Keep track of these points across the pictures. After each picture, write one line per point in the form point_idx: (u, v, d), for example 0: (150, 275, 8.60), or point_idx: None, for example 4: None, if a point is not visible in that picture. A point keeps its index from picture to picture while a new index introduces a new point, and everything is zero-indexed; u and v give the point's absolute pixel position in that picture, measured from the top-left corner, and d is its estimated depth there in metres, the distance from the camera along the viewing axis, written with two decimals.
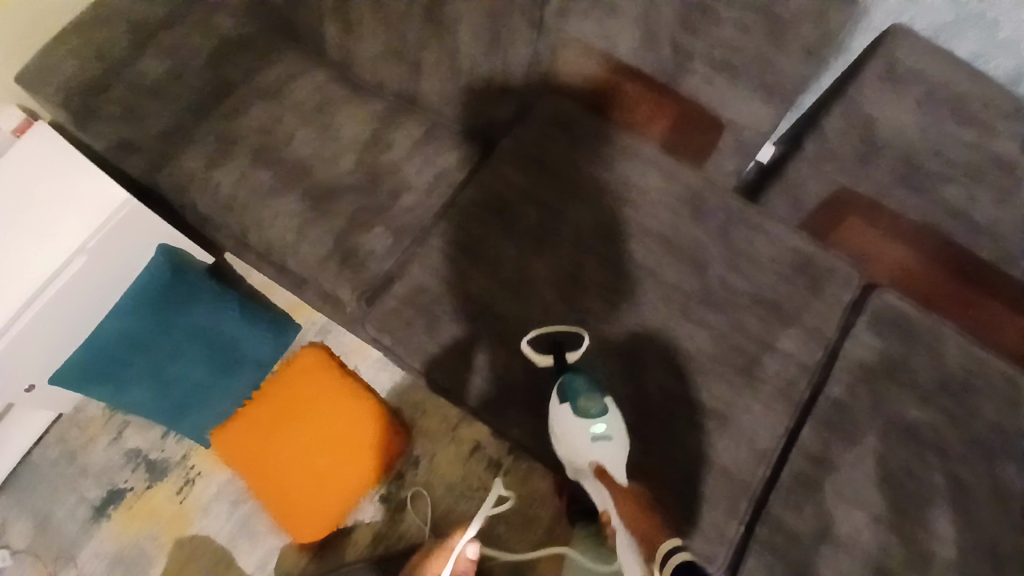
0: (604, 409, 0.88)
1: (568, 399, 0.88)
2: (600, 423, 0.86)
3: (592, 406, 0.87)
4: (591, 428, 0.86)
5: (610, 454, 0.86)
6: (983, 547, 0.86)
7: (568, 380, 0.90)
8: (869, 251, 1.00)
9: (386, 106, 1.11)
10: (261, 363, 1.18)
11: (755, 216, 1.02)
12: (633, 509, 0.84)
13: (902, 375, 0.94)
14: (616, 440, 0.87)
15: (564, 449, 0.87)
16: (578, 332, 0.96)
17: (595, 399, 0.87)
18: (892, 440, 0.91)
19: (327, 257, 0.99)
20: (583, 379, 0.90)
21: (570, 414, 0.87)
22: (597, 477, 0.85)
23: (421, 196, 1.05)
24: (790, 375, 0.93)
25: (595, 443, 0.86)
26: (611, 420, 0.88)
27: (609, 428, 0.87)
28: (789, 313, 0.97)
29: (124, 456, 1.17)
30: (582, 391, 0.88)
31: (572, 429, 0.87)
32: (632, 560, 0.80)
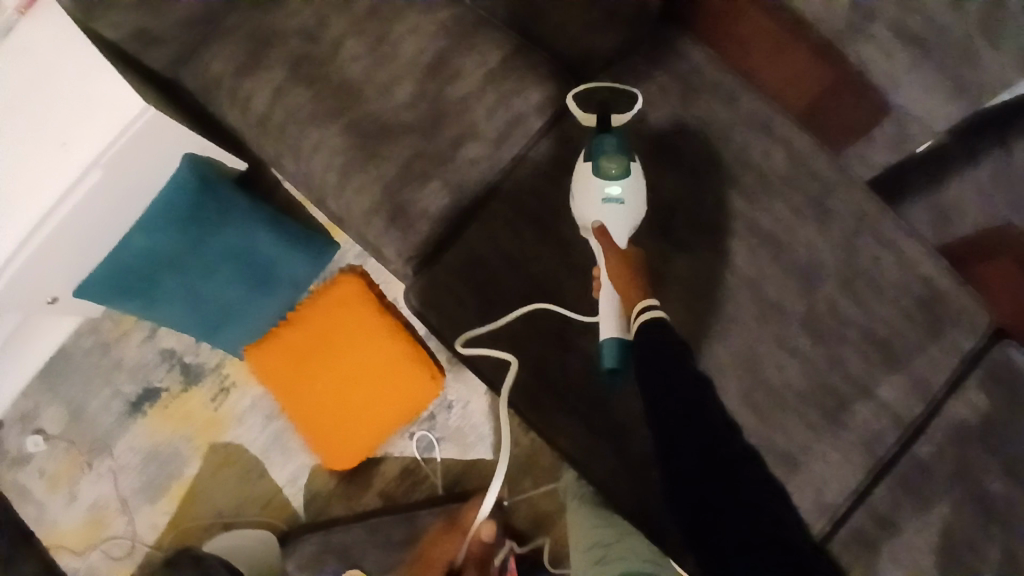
0: (626, 171, 0.78)
1: (591, 154, 0.79)
2: (615, 186, 0.77)
3: (612, 168, 0.77)
4: (602, 187, 0.78)
5: (616, 218, 0.78)
6: None
7: (596, 138, 0.80)
8: (1003, 289, 0.85)
9: (457, 16, 0.86)
10: (298, 284, 1.10)
11: (888, 229, 0.85)
12: (624, 266, 0.78)
13: (1002, 446, 0.83)
14: (628, 205, 0.78)
15: (573, 205, 0.81)
16: (634, 93, 0.87)
17: (616, 160, 0.77)
18: (968, 513, 0.82)
19: (373, 210, 0.84)
20: (613, 138, 0.79)
21: (588, 173, 0.79)
22: (597, 237, 0.79)
23: (490, 144, 0.85)
24: (879, 427, 0.83)
25: (603, 205, 0.78)
26: (630, 185, 0.78)
27: (624, 193, 0.78)
28: (900, 356, 0.84)
29: (159, 355, 1.16)
30: (606, 150, 0.78)
31: (584, 185, 0.79)
32: (608, 315, 0.78)
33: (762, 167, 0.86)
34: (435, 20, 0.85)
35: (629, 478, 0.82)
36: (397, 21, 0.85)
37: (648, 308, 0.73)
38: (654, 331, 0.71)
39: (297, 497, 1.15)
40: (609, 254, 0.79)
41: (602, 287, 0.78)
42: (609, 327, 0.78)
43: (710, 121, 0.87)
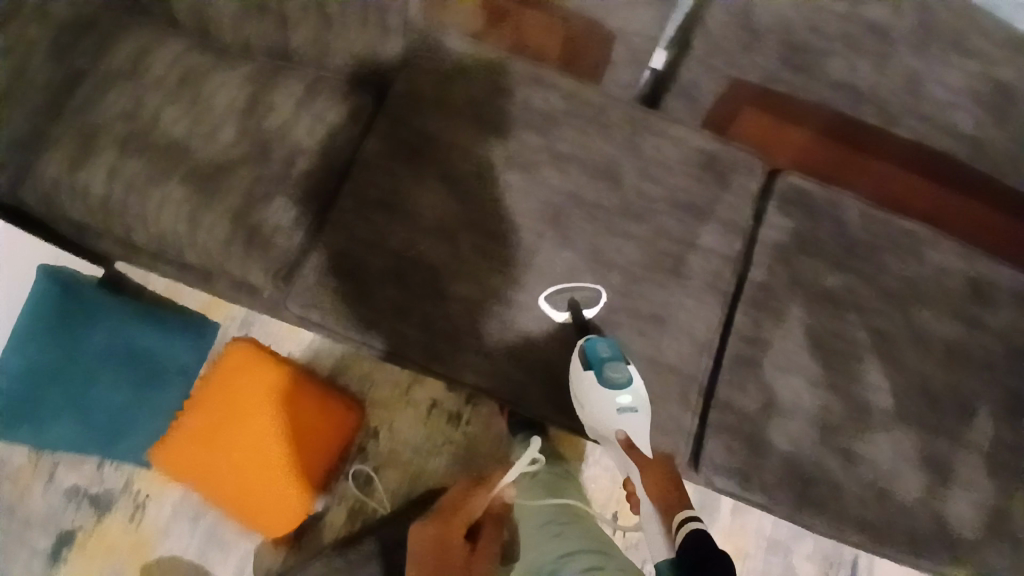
0: (628, 378, 0.87)
1: (592, 363, 0.87)
2: (626, 395, 0.86)
3: (618, 377, 0.86)
4: (616, 400, 0.86)
5: (634, 424, 0.86)
6: (903, 384, 0.96)
7: (590, 346, 0.88)
8: (759, 133, 1.04)
9: (255, 66, 0.99)
10: (188, 369, 1.13)
11: (658, 122, 1.04)
12: (658, 479, 0.82)
13: (813, 248, 1.00)
14: (639, 411, 0.87)
15: (590, 420, 0.87)
16: (596, 288, 0.95)
17: (619, 368, 0.86)
18: (813, 307, 0.97)
19: (228, 240, 0.91)
20: (607, 344, 0.88)
21: (596, 383, 0.86)
22: (625, 448, 0.85)
23: (317, 155, 0.96)
24: (717, 268, 0.97)
25: (620, 414, 0.86)
26: (635, 389, 0.87)
27: (634, 399, 0.86)
28: (707, 209, 1.00)
29: (65, 496, 1.10)
30: (606, 360, 0.86)
31: (596, 397, 0.86)
32: (658, 535, 0.77)
33: (545, 109, 1.02)
34: (240, 73, 0.98)
35: (534, 380, 0.91)
36: (204, 82, 0.96)
37: (691, 520, 0.75)
38: (694, 543, 0.70)
39: None
40: (640, 461, 0.84)
41: (645, 498, 0.81)
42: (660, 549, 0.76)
43: (492, 84, 1.01)
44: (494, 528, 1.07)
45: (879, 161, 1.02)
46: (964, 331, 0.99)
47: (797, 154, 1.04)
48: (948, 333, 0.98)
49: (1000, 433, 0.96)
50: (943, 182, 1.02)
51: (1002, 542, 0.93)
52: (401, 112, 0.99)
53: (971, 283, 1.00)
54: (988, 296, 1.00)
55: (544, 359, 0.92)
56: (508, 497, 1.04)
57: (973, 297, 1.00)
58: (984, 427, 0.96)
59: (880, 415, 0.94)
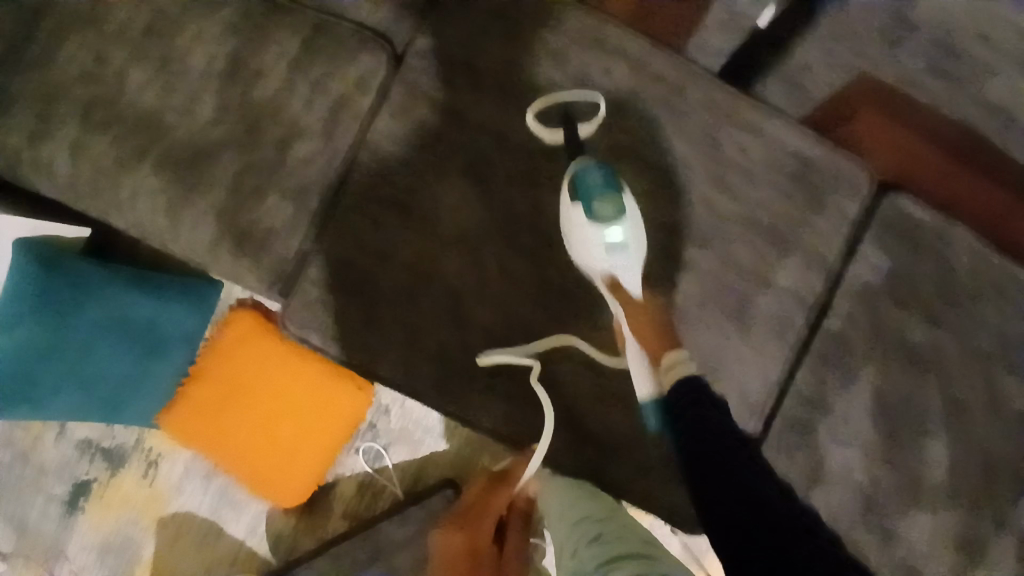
0: (621, 211, 0.76)
1: (580, 195, 0.76)
2: (616, 230, 0.76)
3: (607, 208, 0.75)
4: (604, 236, 0.76)
5: (623, 264, 0.77)
6: (976, 461, 0.83)
7: (579, 176, 0.76)
8: (879, 141, 0.84)
9: (243, 10, 0.78)
10: (191, 337, 1.04)
11: (747, 113, 0.82)
12: (643, 318, 0.76)
13: (904, 293, 0.83)
14: (632, 252, 0.77)
15: (575, 257, 0.79)
16: (595, 97, 0.81)
17: (611, 202, 0.75)
18: (891, 366, 0.83)
19: (213, 241, 0.78)
20: (598, 172, 0.76)
21: (582, 219, 0.76)
22: (611, 291, 0.78)
23: (317, 138, 0.78)
24: (786, 311, 0.82)
25: (608, 254, 0.76)
26: (628, 227, 0.77)
27: (626, 237, 0.76)
28: (787, 236, 0.82)
29: (77, 448, 1.10)
30: (597, 191, 0.75)
31: (583, 234, 0.77)
32: (640, 372, 0.73)
33: (605, 89, 0.82)
34: (223, 19, 0.78)
35: (556, 426, 0.82)
36: (180, 34, 0.78)
37: (681, 362, 0.70)
38: (690, 400, 0.65)
39: (263, 545, 1.12)
40: (626, 306, 0.77)
41: (626, 337, 0.75)
42: (644, 388, 0.73)
43: (543, 52, 0.81)
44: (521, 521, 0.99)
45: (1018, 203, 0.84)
46: None
47: (919, 175, 0.84)
48: None
49: None
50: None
51: None
52: (426, 82, 0.80)
53: None
54: None
55: (569, 404, 0.82)
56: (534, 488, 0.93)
57: None
58: None
59: (932, 491, 0.83)
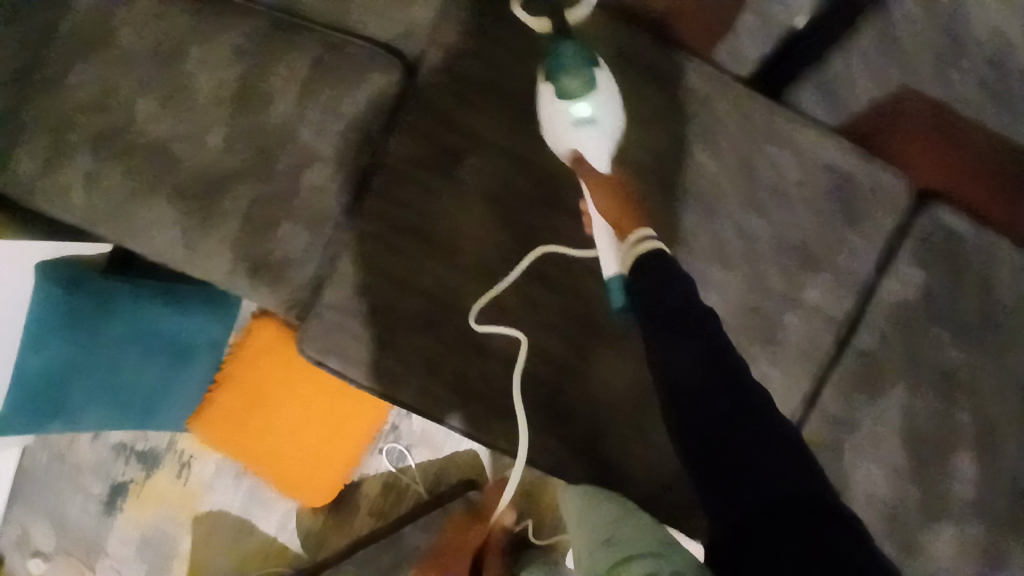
0: (591, 86, 0.71)
1: (551, 73, 0.72)
2: (583, 105, 0.71)
3: (577, 83, 0.71)
4: (572, 109, 0.71)
5: (591, 140, 0.72)
6: (1008, 483, 0.81)
7: (552, 52, 0.72)
8: (917, 156, 0.80)
9: (251, 28, 0.76)
10: (215, 345, 1.06)
11: (779, 125, 0.78)
12: (611, 200, 0.73)
13: (942, 314, 0.80)
14: (602, 129, 0.72)
15: (544, 135, 0.75)
16: None
17: (580, 75, 0.71)
18: (923, 389, 0.80)
19: (229, 270, 0.77)
20: (572, 47, 0.71)
21: (551, 97, 0.72)
22: (576, 165, 0.74)
23: (330, 163, 0.76)
24: (815, 333, 0.80)
25: (575, 129, 0.72)
26: (599, 101, 0.72)
27: (595, 110, 0.71)
28: (819, 255, 0.79)
29: (113, 450, 1.15)
30: (567, 66, 0.71)
31: (552, 113, 0.73)
32: (607, 251, 0.73)
33: (630, 102, 0.78)
34: (229, 38, 0.75)
35: (579, 453, 0.80)
36: (186, 55, 0.75)
37: (645, 239, 0.68)
38: (652, 274, 0.65)
39: (293, 542, 1.16)
40: (591, 182, 0.74)
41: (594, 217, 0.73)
42: (610, 266, 0.74)
43: None
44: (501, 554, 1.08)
45: None
46: None
47: (959, 187, 0.80)
48: None
49: None
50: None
51: None
52: (442, 101, 0.77)
53: None
54: None
55: (592, 426, 0.80)
56: (509, 523, 1.08)
57: None
58: None
59: (959, 511, 0.82)
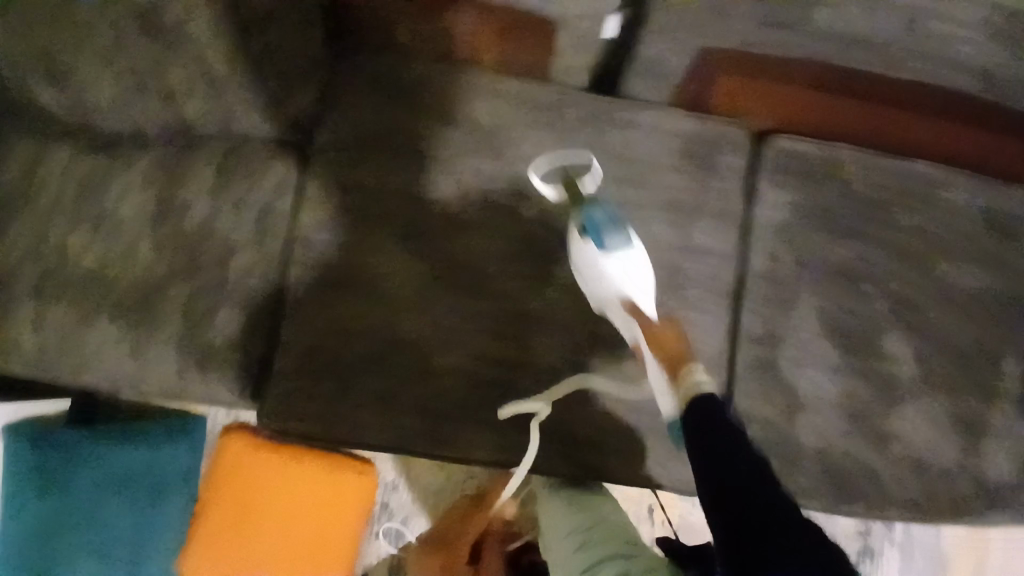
0: (627, 242, 0.78)
1: (589, 234, 0.78)
2: (628, 257, 0.78)
3: (616, 240, 0.78)
4: (613, 264, 0.77)
5: (637, 287, 0.78)
6: (934, 346, 0.89)
7: (584, 214, 0.79)
8: (747, 99, 0.90)
9: (157, 155, 0.86)
10: (188, 474, 1.07)
11: (622, 111, 0.91)
12: (657, 336, 0.76)
13: (818, 220, 0.90)
14: (643, 273, 0.79)
15: (591, 291, 0.80)
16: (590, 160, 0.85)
17: (616, 232, 0.78)
18: (826, 287, 0.89)
19: (180, 369, 0.82)
20: (603, 211, 0.79)
21: (594, 253, 0.78)
22: (630, 315, 0.78)
23: (250, 247, 0.85)
24: (715, 267, 0.89)
25: (623, 279, 0.78)
26: (637, 251, 0.79)
27: (636, 262, 0.78)
28: (694, 204, 0.90)
29: None
30: (603, 226, 0.78)
31: (596, 268, 0.78)
32: (664, 395, 0.74)
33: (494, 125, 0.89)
34: (139, 169, 0.85)
35: (546, 440, 0.85)
36: (105, 193, 0.85)
37: (696, 375, 0.68)
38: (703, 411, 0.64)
39: None
40: (644, 328, 0.77)
41: (649, 361, 0.75)
42: (668, 404, 0.74)
43: (431, 113, 0.88)
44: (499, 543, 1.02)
45: (894, 107, 0.88)
46: (989, 275, 0.91)
47: (792, 116, 0.91)
48: (972, 282, 0.90)
49: None
50: (959, 121, 0.89)
51: None
52: (333, 169, 0.86)
53: (992, 217, 0.92)
54: (1009, 228, 0.92)
55: (552, 415, 0.85)
56: (508, 510, 1.06)
57: (994, 234, 0.92)
58: (1017, 374, 0.90)
59: (909, 386, 0.88)
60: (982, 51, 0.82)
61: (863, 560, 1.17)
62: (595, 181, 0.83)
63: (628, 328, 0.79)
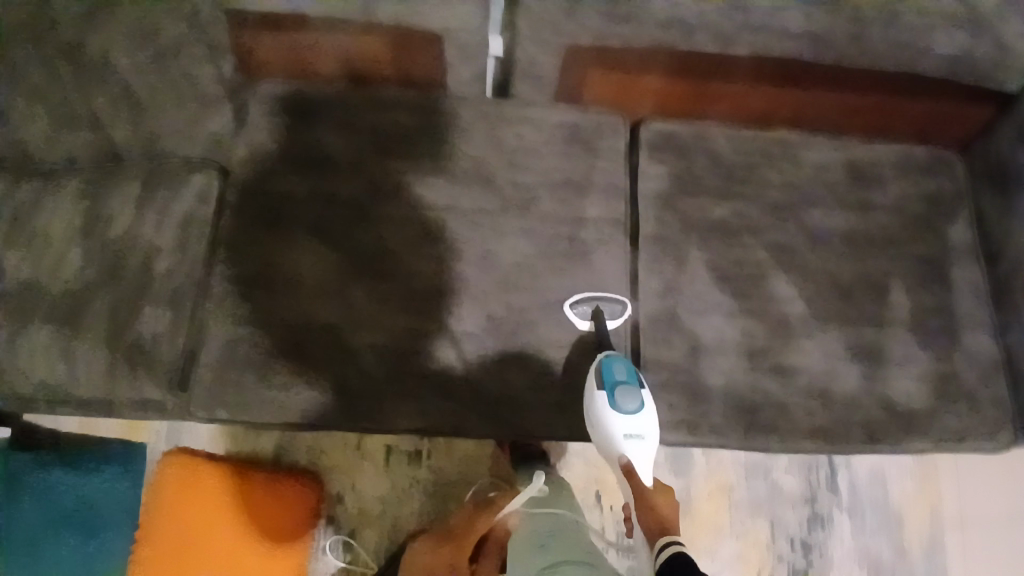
0: (641, 404, 0.84)
1: (606, 384, 0.85)
2: (636, 422, 0.83)
3: (630, 403, 0.83)
4: (624, 424, 0.82)
5: (640, 451, 0.83)
6: (817, 285, 0.97)
7: (606, 367, 0.86)
8: (614, 90, 1.02)
9: (86, 179, 0.94)
10: (129, 503, 1.08)
11: (512, 110, 1.02)
12: None
13: (694, 186, 1.01)
14: (649, 440, 0.83)
15: (594, 441, 0.85)
16: (622, 300, 0.94)
17: (631, 396, 0.83)
18: (710, 242, 0.98)
19: (106, 367, 0.86)
20: (623, 366, 0.86)
21: (605, 406, 0.84)
22: (627, 476, 0.84)
23: (173, 252, 0.91)
24: (609, 234, 0.98)
25: (628, 441, 0.82)
26: (648, 419, 0.84)
27: (644, 430, 0.83)
28: (583, 181, 1.00)
29: None
30: (620, 385, 0.84)
31: (603, 421, 0.83)
32: (645, 562, 0.80)
33: (397, 130, 0.99)
34: (70, 191, 0.93)
35: (464, 404, 0.88)
36: (38, 214, 0.92)
37: None
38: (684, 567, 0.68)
39: None
40: (639, 493, 0.83)
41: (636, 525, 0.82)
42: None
43: (338, 123, 0.98)
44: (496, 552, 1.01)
45: (743, 86, 1.00)
46: (857, 218, 1.01)
47: (659, 101, 1.03)
48: (842, 225, 1.00)
49: (920, 300, 0.98)
50: (813, 86, 0.99)
51: (955, 403, 0.94)
52: (250, 178, 0.95)
53: (851, 170, 1.03)
54: (867, 177, 1.03)
55: (467, 381, 0.89)
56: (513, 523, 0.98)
57: (855, 181, 1.03)
58: (902, 302, 0.97)
59: (800, 321, 0.95)
60: (812, 18, 0.90)
61: (816, 527, 1.18)
62: (617, 324, 0.93)
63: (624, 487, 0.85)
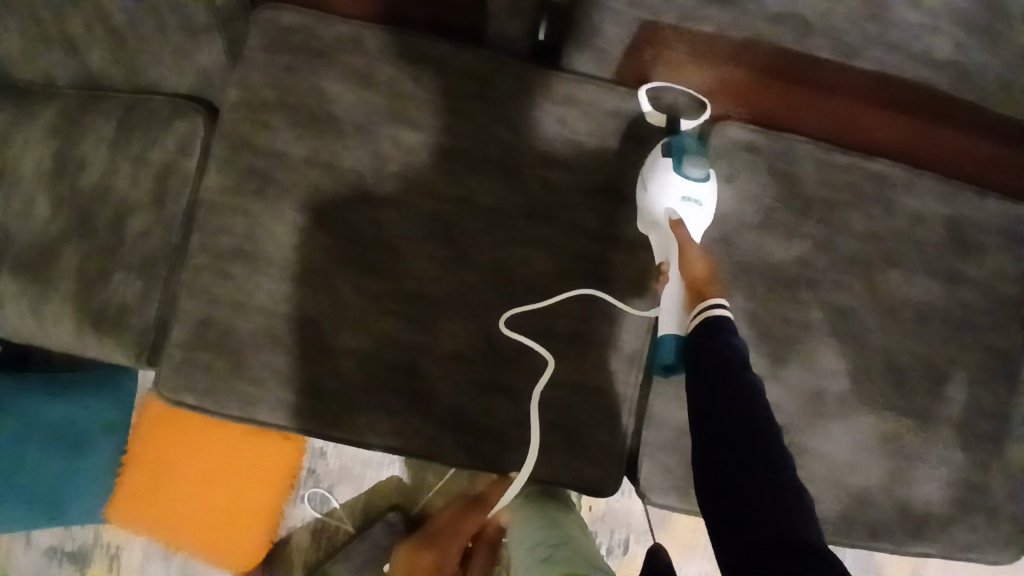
0: (705, 174, 0.78)
1: (673, 151, 0.78)
2: (697, 186, 0.77)
3: (694, 169, 0.77)
4: (685, 186, 0.76)
5: (691, 217, 0.77)
6: (868, 363, 0.84)
7: (675, 137, 0.79)
8: (693, 73, 0.81)
9: (63, 107, 0.84)
10: (114, 428, 1.05)
11: (560, 85, 0.83)
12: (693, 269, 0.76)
13: (761, 218, 0.84)
14: (703, 209, 0.77)
15: (643, 200, 0.79)
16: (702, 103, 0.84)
17: (699, 161, 0.77)
18: (761, 287, 0.83)
19: (75, 328, 0.81)
20: (692, 139, 0.79)
21: (669, 167, 0.77)
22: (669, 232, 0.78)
23: (151, 209, 0.82)
24: (642, 263, 0.85)
25: (683, 202, 0.77)
26: (709, 188, 0.78)
27: (703, 195, 0.77)
28: (626, 193, 0.85)
29: (46, 555, 1.11)
30: (689, 152, 0.77)
31: (662, 177, 0.77)
32: (672, 309, 0.75)
33: (419, 93, 0.83)
34: (44, 122, 0.84)
35: (447, 431, 0.82)
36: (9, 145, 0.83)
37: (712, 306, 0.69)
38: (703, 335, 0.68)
39: None
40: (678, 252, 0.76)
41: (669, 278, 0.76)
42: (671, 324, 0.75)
43: (349, 74, 0.82)
44: (489, 549, 1.03)
45: (849, 99, 0.80)
46: (939, 289, 0.85)
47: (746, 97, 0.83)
48: (918, 294, 0.85)
49: (976, 397, 0.86)
50: (930, 117, 0.80)
51: (974, 514, 0.86)
52: (240, 131, 0.81)
53: (951, 228, 0.85)
54: (965, 239, 0.86)
55: (452, 407, 0.82)
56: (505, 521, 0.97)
57: (950, 244, 0.86)
58: (957, 396, 0.85)
59: (838, 402, 0.84)
60: None
61: None
62: (693, 124, 0.83)
63: (662, 246, 0.78)
